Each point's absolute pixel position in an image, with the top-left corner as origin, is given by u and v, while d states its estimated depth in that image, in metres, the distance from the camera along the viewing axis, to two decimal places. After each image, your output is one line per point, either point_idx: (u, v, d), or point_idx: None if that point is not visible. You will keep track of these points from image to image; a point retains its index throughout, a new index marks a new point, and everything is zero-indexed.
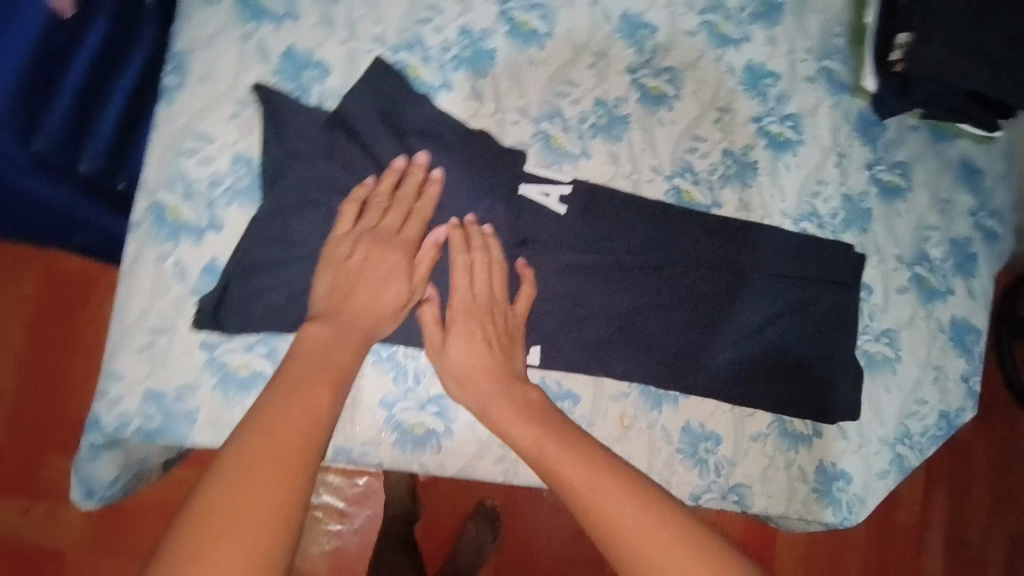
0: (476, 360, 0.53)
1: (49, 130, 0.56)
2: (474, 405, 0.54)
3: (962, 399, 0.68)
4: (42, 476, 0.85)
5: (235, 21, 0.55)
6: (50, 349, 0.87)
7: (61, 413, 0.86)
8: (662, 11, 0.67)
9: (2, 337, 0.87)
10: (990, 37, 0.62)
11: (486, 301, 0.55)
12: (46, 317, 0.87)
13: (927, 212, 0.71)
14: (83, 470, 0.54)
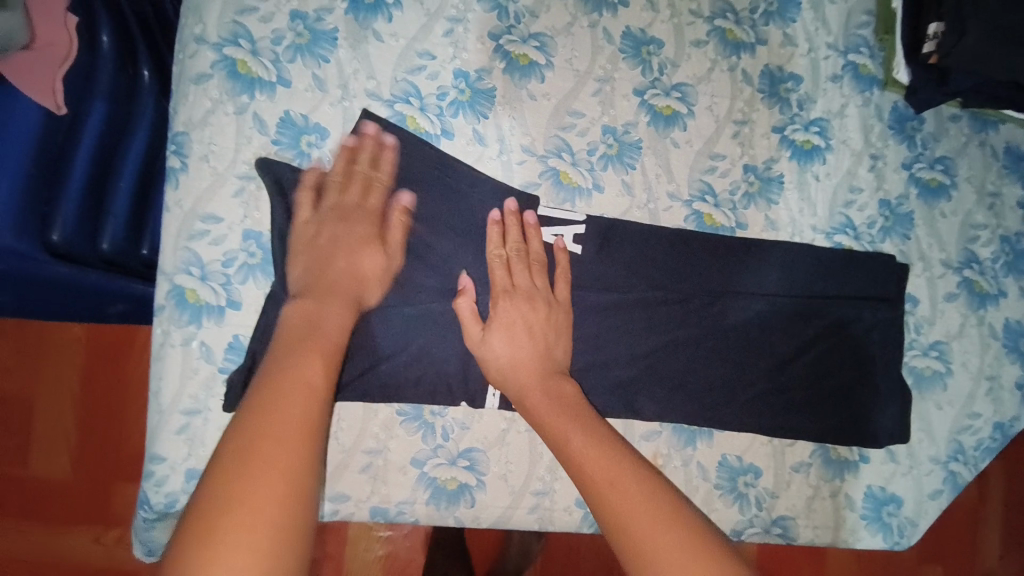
0: (521, 353, 0.54)
1: (64, 221, 0.55)
2: (513, 393, 0.54)
3: (1016, 407, 0.64)
4: (112, 506, 0.85)
5: (228, 95, 0.54)
6: (103, 384, 0.86)
7: (120, 443, 0.86)
8: (667, 24, 0.63)
9: (48, 376, 0.86)
10: None
11: (530, 287, 0.56)
12: (98, 357, 0.86)
13: (974, 210, 0.66)
14: (142, 537, 0.56)
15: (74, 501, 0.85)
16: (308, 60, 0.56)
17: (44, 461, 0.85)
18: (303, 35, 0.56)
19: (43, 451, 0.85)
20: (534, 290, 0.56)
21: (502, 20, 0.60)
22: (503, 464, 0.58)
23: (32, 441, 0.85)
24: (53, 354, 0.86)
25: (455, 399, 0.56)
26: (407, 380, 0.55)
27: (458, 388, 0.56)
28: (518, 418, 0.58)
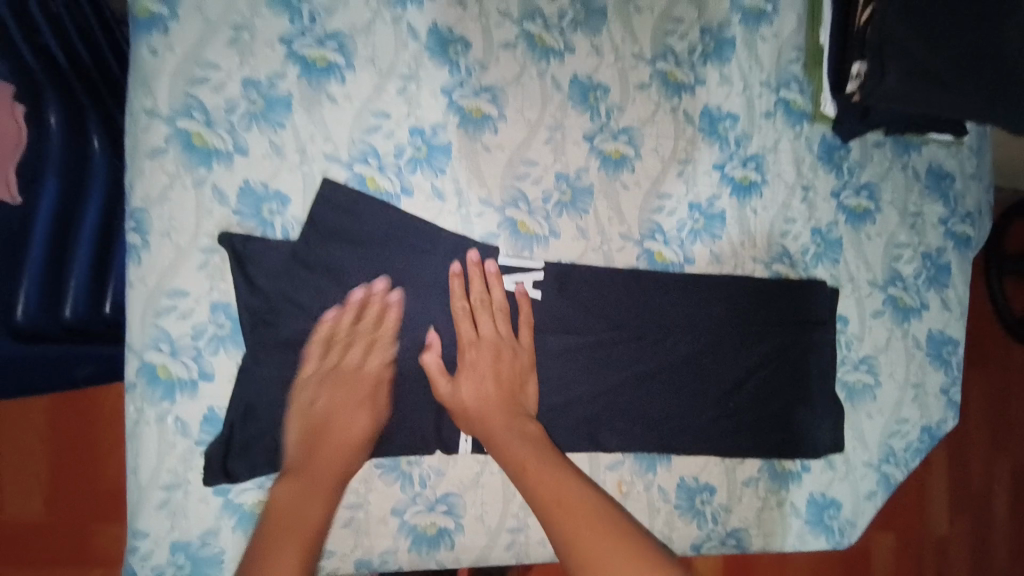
0: (485, 395, 0.57)
1: (29, 298, 0.56)
2: (478, 433, 0.57)
3: (942, 409, 0.71)
4: (93, 543, 0.84)
5: (185, 168, 0.55)
6: (72, 420, 0.84)
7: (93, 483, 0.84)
8: (613, 69, 0.66)
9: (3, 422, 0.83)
10: (946, 65, 0.61)
11: (494, 339, 0.58)
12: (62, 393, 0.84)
13: (897, 231, 0.72)
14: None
15: (51, 542, 0.83)
16: (263, 127, 0.57)
17: (16, 504, 0.83)
18: (257, 102, 0.57)
19: (14, 494, 0.83)
20: (496, 342, 0.58)
21: (453, 75, 0.61)
22: (479, 505, 0.61)
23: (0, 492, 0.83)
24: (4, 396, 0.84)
25: (430, 448, 0.59)
26: (382, 434, 0.58)
27: (433, 438, 0.59)
28: (490, 460, 0.61)
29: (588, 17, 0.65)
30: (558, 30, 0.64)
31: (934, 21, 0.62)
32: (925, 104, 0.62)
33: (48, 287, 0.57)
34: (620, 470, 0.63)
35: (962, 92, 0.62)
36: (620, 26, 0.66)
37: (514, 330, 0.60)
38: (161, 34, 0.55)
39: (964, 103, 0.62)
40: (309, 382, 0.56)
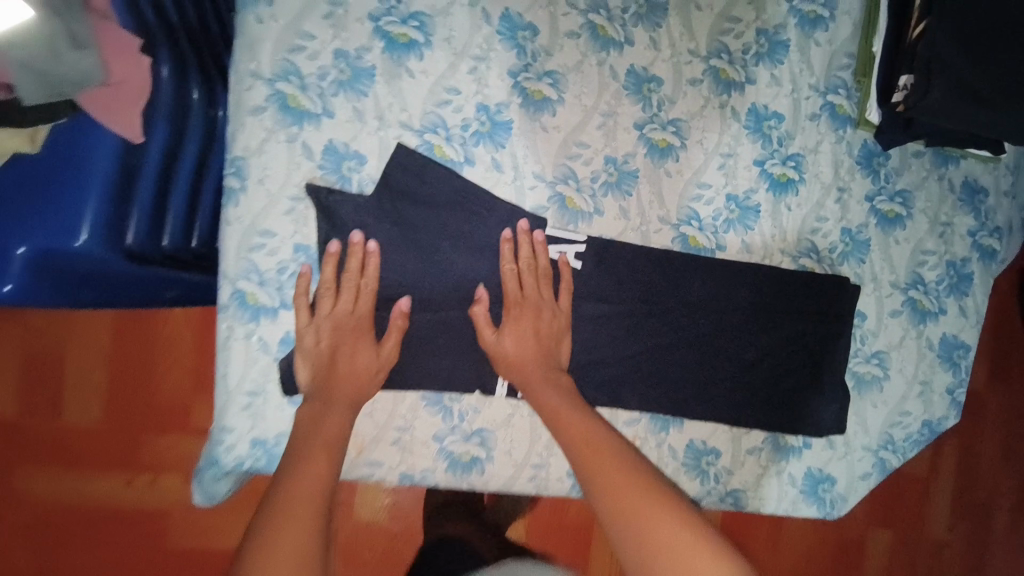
0: (525, 350, 0.64)
1: (139, 227, 0.64)
2: (518, 381, 0.64)
3: (945, 407, 0.77)
4: (135, 454, 1.01)
5: (280, 126, 0.63)
6: (127, 348, 1.02)
7: (140, 404, 1.01)
8: (668, 62, 0.70)
9: (71, 341, 1.01)
10: (995, 82, 0.64)
11: (535, 299, 0.66)
12: (124, 324, 1.02)
13: (926, 237, 0.75)
14: (204, 488, 0.68)
15: (101, 449, 1.01)
16: (349, 94, 0.64)
17: (75, 413, 1.01)
18: (346, 71, 0.64)
19: (75, 404, 1.01)
20: (537, 302, 0.66)
21: (520, 58, 0.67)
22: (508, 443, 0.70)
23: (60, 400, 1.01)
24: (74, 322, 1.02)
25: (470, 387, 0.68)
26: (429, 371, 0.67)
27: (472, 379, 0.68)
28: (521, 405, 0.69)
29: (650, 11, 0.70)
30: (621, 22, 0.69)
31: (988, 39, 0.64)
32: (963, 120, 0.65)
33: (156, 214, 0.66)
34: (635, 430, 0.70)
35: (1002, 112, 0.65)
36: (679, 22, 0.71)
37: (554, 294, 0.67)
38: (270, 5, 0.62)
39: (1001, 123, 0.66)
40: (322, 324, 0.63)
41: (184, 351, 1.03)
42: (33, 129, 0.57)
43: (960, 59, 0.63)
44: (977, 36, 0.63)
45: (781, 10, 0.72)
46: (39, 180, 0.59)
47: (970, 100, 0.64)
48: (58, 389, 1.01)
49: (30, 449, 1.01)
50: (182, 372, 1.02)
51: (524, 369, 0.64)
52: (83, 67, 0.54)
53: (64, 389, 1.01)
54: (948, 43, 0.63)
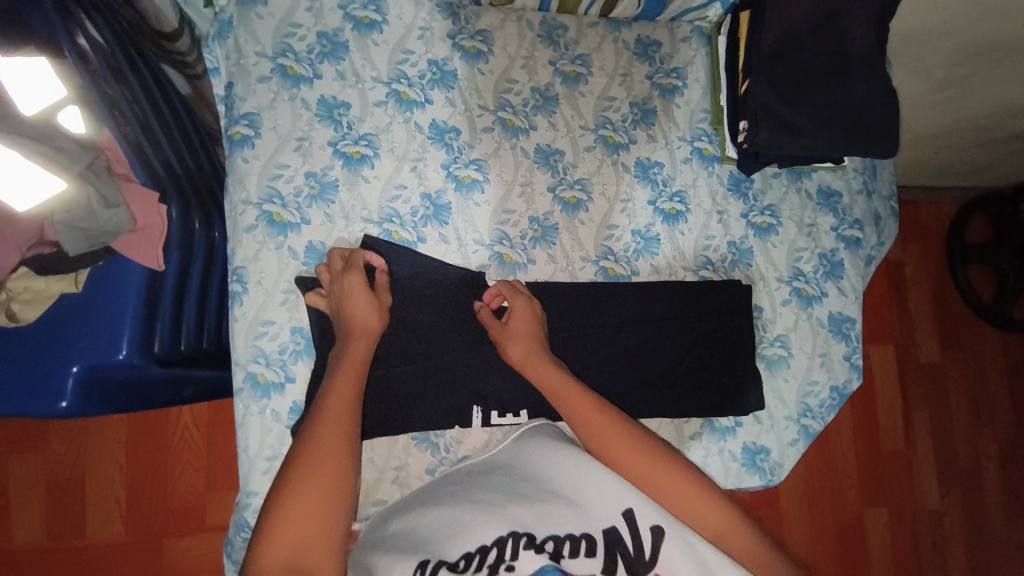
0: (522, 321, 0.77)
1: (164, 336, 0.78)
2: (519, 357, 0.75)
3: (846, 371, 0.92)
4: (162, 556, 1.13)
5: (269, 237, 0.80)
6: (144, 457, 1.15)
7: (163, 505, 1.14)
8: (566, 138, 0.90)
9: (91, 460, 1.14)
10: (808, 117, 0.82)
11: (519, 294, 0.80)
12: (138, 435, 1.15)
13: (796, 238, 0.94)
14: (235, 556, 0.79)
15: (128, 557, 1.12)
16: (320, 204, 0.82)
17: (101, 527, 1.12)
18: (315, 187, 0.82)
19: (100, 518, 1.13)
20: (521, 294, 0.80)
21: (450, 153, 0.86)
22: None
23: (87, 519, 1.12)
24: (92, 443, 1.14)
25: (449, 423, 0.81)
26: (416, 416, 0.80)
27: (453, 412, 0.81)
28: (495, 429, 0.84)
29: (544, 102, 0.90)
30: (524, 114, 0.89)
31: (801, 87, 0.83)
32: (793, 148, 0.83)
33: (173, 326, 0.80)
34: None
35: (824, 138, 0.82)
36: (569, 107, 0.91)
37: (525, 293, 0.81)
38: (252, 148, 0.80)
39: (825, 146, 0.83)
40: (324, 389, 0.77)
41: (195, 457, 1.16)
42: (75, 273, 0.73)
43: (777, 105, 0.82)
44: (785, 87, 0.83)
45: (645, 85, 0.93)
46: (80, 313, 0.74)
47: (793, 132, 0.82)
48: (84, 506, 1.13)
49: (61, 570, 1.11)
50: (196, 475, 1.16)
51: (525, 343, 0.75)
52: (118, 221, 0.70)
53: (88, 508, 1.13)
54: (765, 94, 0.82)
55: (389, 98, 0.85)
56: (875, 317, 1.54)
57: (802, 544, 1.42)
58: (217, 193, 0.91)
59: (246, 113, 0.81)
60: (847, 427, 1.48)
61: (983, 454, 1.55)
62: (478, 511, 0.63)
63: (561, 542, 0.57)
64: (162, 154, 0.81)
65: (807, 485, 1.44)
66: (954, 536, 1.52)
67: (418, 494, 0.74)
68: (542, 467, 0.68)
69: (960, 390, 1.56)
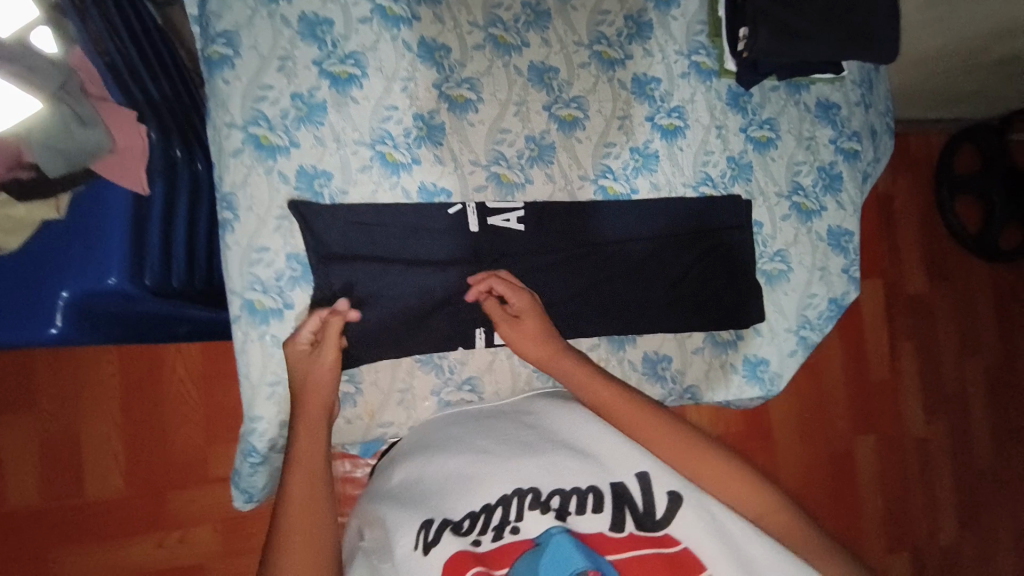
0: (533, 326, 0.74)
1: (155, 266, 0.76)
2: (540, 356, 0.73)
3: (845, 284, 0.93)
4: (166, 509, 1.13)
5: (258, 161, 0.77)
6: (139, 411, 1.14)
7: (162, 459, 1.14)
8: (560, 54, 0.87)
9: (86, 415, 1.12)
10: (808, 21, 0.81)
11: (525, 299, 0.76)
12: (132, 389, 1.14)
13: (795, 152, 0.93)
14: (244, 483, 0.79)
15: (130, 512, 1.12)
16: (308, 126, 0.79)
17: (99, 484, 1.12)
18: (303, 109, 0.78)
19: (98, 474, 1.12)
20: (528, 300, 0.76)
21: (440, 73, 0.83)
22: (495, 383, 0.84)
23: (84, 474, 1.12)
24: (86, 397, 1.12)
25: (454, 345, 0.81)
26: (418, 339, 0.80)
27: (457, 335, 0.81)
28: (499, 350, 0.84)
29: (536, 18, 0.87)
30: (515, 30, 0.86)
31: None
32: (793, 53, 0.81)
33: (163, 259, 0.78)
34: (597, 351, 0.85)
35: (824, 42, 0.81)
36: (562, 22, 0.87)
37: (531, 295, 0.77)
38: (232, 68, 0.76)
39: (826, 52, 0.81)
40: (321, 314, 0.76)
41: (191, 411, 1.15)
42: (56, 197, 0.70)
43: (778, 9, 0.80)
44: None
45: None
46: (65, 240, 0.72)
47: (794, 37, 0.80)
48: (81, 461, 1.12)
49: (62, 526, 1.10)
50: (194, 428, 1.15)
51: (546, 348, 0.73)
52: (98, 139, 0.67)
53: (85, 463, 1.12)
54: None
55: (374, 15, 0.81)
56: (866, 246, 1.55)
57: (796, 469, 1.46)
58: (198, 125, 0.87)
59: (224, 31, 0.76)
60: (837, 356, 1.51)
61: (969, 382, 1.60)
62: (486, 464, 0.61)
63: (568, 497, 0.57)
64: (137, 80, 0.77)
65: (800, 412, 1.47)
66: (941, 464, 1.57)
67: (422, 438, 0.73)
68: (550, 422, 0.67)
69: (948, 320, 1.59)
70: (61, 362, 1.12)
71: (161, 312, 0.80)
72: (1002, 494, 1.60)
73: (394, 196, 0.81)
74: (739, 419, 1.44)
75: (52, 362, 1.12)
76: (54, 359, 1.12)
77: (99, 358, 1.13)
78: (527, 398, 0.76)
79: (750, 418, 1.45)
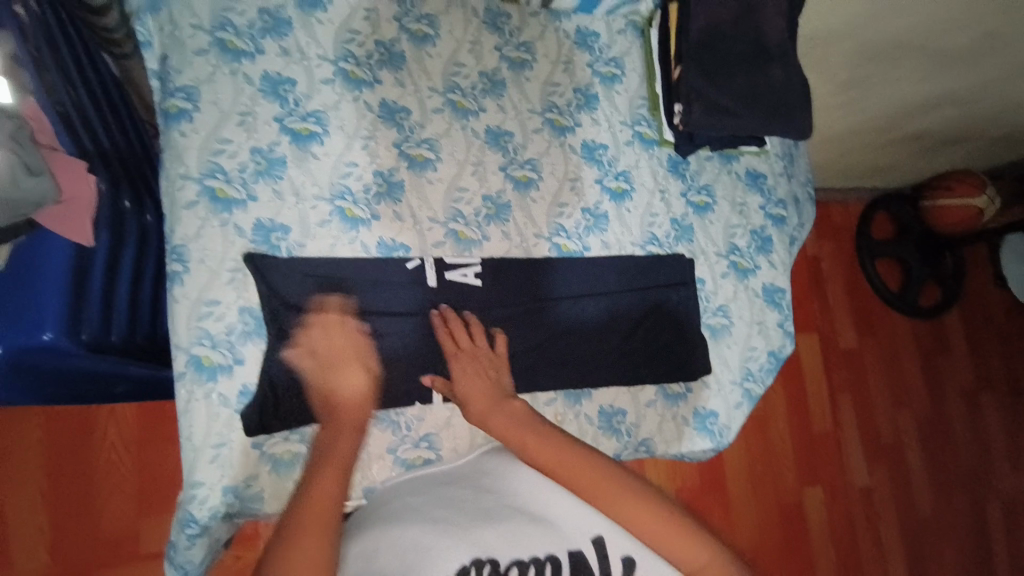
0: (473, 390, 0.75)
1: (94, 322, 0.72)
2: (477, 419, 0.74)
3: (781, 338, 1.00)
4: None
5: (212, 214, 0.76)
6: (65, 478, 1.04)
7: (88, 533, 1.03)
8: (515, 120, 0.93)
9: (3, 484, 1.02)
10: (736, 98, 0.90)
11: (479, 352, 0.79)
12: (57, 455, 1.04)
13: (730, 216, 1.01)
14: (179, 559, 0.73)
15: None
16: (267, 180, 0.79)
17: (16, 562, 1.00)
18: (262, 163, 0.79)
19: (19, 549, 1.01)
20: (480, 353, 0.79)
21: (400, 133, 0.86)
22: (452, 440, 0.83)
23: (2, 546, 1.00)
24: (4, 465, 1.02)
25: (410, 400, 0.80)
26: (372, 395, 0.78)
27: (413, 390, 0.80)
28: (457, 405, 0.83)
29: (492, 86, 0.92)
30: (473, 96, 0.91)
31: (727, 72, 0.90)
32: (723, 127, 0.90)
33: (103, 314, 0.74)
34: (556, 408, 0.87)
35: (750, 117, 0.90)
36: (516, 91, 0.93)
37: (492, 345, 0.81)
38: (190, 122, 0.77)
39: (753, 126, 0.90)
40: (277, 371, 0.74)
41: (124, 476, 1.06)
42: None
43: (709, 88, 0.89)
44: (716, 71, 0.90)
45: (587, 72, 0.98)
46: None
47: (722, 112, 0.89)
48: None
49: None
50: (126, 495, 1.06)
51: (480, 406, 0.73)
52: (43, 190, 0.64)
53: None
54: (696, 77, 0.89)
55: (337, 77, 0.84)
56: (798, 301, 1.67)
57: (751, 526, 1.50)
58: (149, 177, 0.86)
59: (183, 86, 0.77)
60: (779, 406, 1.59)
61: (904, 433, 1.70)
62: (447, 532, 0.58)
63: (527, 566, 0.57)
64: (88, 130, 0.76)
65: (745, 465, 1.52)
66: (887, 514, 1.64)
67: (371, 510, 0.69)
68: (509, 487, 0.66)
69: (879, 374, 1.71)
70: None
71: (98, 370, 0.75)
72: (938, 534, 1.68)
73: (352, 249, 0.81)
74: (695, 476, 1.48)
75: None
76: None
77: (23, 421, 1.04)
78: (481, 457, 0.74)
79: (705, 476, 1.49)
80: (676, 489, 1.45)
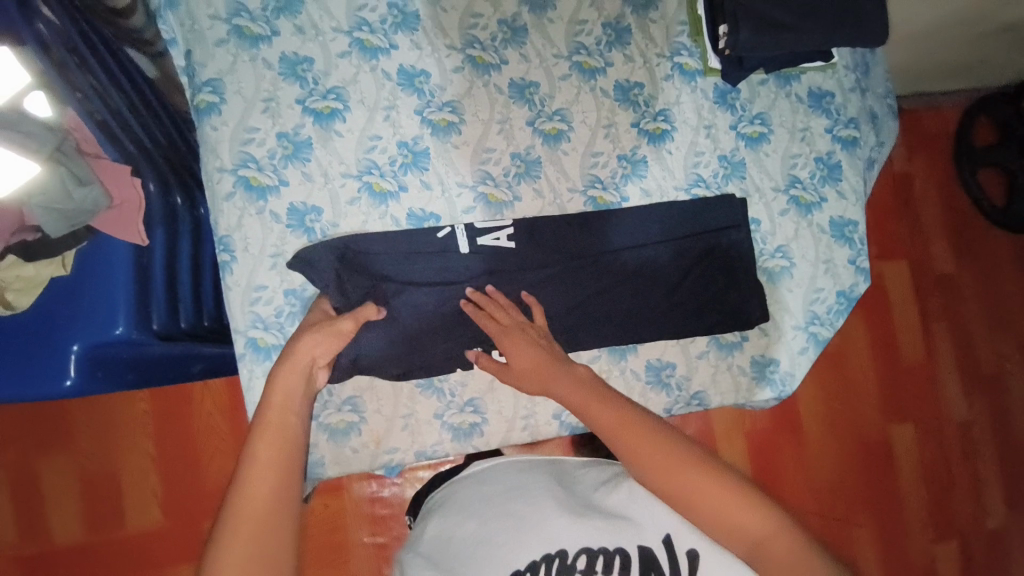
0: (529, 359, 0.74)
1: (161, 312, 0.78)
2: (536, 386, 0.73)
3: (852, 275, 0.92)
4: (202, 538, 1.17)
5: (249, 203, 0.78)
6: (171, 445, 1.17)
7: (195, 491, 1.17)
8: (540, 69, 0.87)
9: (122, 452, 1.16)
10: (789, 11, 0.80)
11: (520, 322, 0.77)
12: (162, 425, 1.17)
13: (790, 144, 0.92)
14: None
15: (169, 542, 1.16)
16: (296, 164, 0.80)
17: (139, 517, 1.16)
18: (288, 147, 0.80)
19: (139, 506, 1.16)
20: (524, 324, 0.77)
21: (422, 98, 0.84)
22: (497, 403, 0.84)
23: (125, 505, 1.15)
24: (120, 437, 1.16)
25: (452, 367, 0.81)
26: (417, 365, 0.80)
27: (454, 358, 0.81)
28: None
29: (514, 34, 0.87)
30: (493, 49, 0.86)
31: None
32: (778, 45, 0.81)
33: (170, 306, 0.80)
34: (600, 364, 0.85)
35: (810, 28, 0.81)
36: (539, 35, 0.87)
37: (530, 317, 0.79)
38: (219, 114, 0.78)
39: (815, 38, 0.81)
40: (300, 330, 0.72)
41: (220, 442, 1.19)
42: (61, 256, 0.73)
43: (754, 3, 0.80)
44: None
45: (618, 3, 0.89)
46: (74, 292, 0.74)
47: (776, 28, 0.80)
48: (120, 497, 1.15)
49: (106, 560, 1.14)
50: (223, 457, 1.19)
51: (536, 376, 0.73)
52: (94, 198, 0.69)
53: (122, 498, 1.16)
54: None
55: (353, 48, 0.82)
56: (885, 228, 1.49)
57: (830, 469, 1.41)
58: (194, 167, 0.91)
59: (208, 79, 0.78)
60: (862, 343, 1.46)
61: (1007, 360, 1.53)
62: (512, 531, 0.64)
63: (595, 556, 0.59)
64: (129, 131, 0.79)
65: (824, 406, 1.43)
66: (987, 450, 1.50)
67: (451, 494, 0.76)
68: (584, 488, 0.70)
69: (978, 298, 1.53)
70: (94, 403, 1.17)
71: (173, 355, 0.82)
72: None
73: (384, 224, 0.82)
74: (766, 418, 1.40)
75: (84, 406, 1.16)
76: (87, 403, 1.16)
77: (130, 397, 1.17)
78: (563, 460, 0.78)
79: (777, 418, 1.41)
80: (743, 432, 1.38)
